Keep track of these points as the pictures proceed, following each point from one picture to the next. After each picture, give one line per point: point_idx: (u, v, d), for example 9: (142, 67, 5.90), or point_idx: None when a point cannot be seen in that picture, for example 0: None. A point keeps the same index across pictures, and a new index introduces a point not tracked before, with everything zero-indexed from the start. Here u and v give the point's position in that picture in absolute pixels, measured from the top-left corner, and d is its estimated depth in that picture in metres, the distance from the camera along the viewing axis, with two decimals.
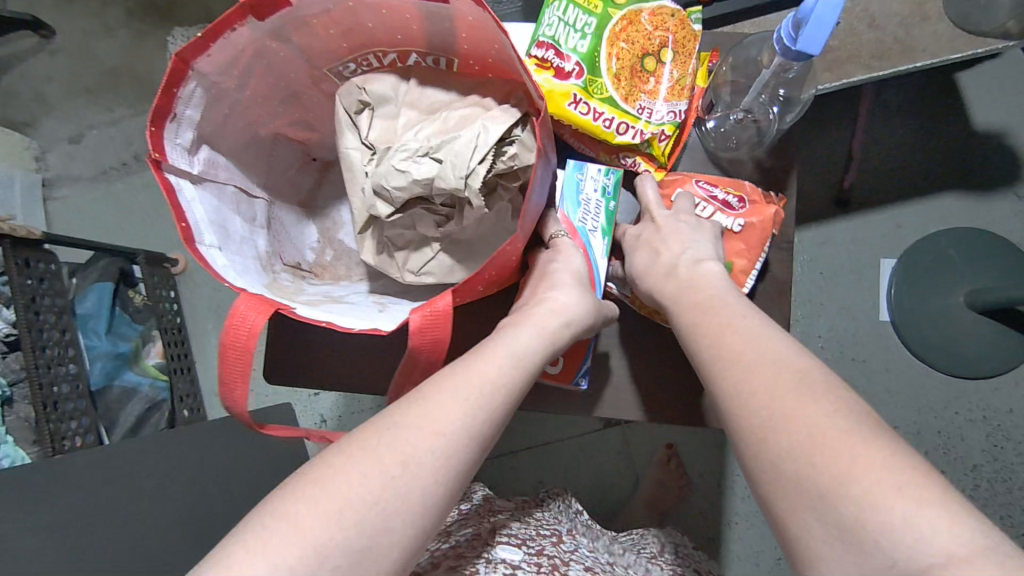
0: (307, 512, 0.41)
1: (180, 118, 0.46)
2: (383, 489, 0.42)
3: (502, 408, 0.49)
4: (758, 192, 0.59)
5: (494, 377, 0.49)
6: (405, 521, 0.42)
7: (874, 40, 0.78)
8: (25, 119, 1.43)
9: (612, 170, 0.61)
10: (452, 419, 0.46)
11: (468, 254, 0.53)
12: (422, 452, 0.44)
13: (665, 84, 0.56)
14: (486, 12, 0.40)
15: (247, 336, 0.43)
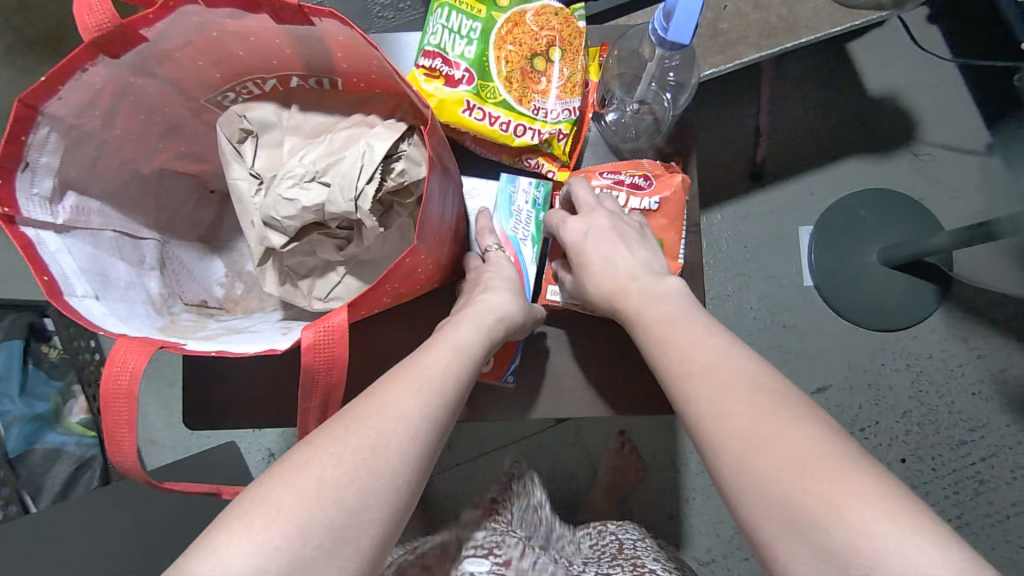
0: (262, 517, 0.39)
1: (34, 165, 0.43)
2: (343, 484, 0.41)
3: (454, 395, 0.50)
4: (658, 165, 0.60)
5: (441, 367, 0.50)
6: (377, 501, 0.42)
7: (760, 19, 0.81)
8: None
9: (541, 183, 0.62)
10: (403, 410, 0.46)
11: (372, 268, 0.52)
12: (382, 444, 0.44)
13: (556, 82, 0.56)
14: (350, 27, 0.39)
15: (127, 380, 0.41)
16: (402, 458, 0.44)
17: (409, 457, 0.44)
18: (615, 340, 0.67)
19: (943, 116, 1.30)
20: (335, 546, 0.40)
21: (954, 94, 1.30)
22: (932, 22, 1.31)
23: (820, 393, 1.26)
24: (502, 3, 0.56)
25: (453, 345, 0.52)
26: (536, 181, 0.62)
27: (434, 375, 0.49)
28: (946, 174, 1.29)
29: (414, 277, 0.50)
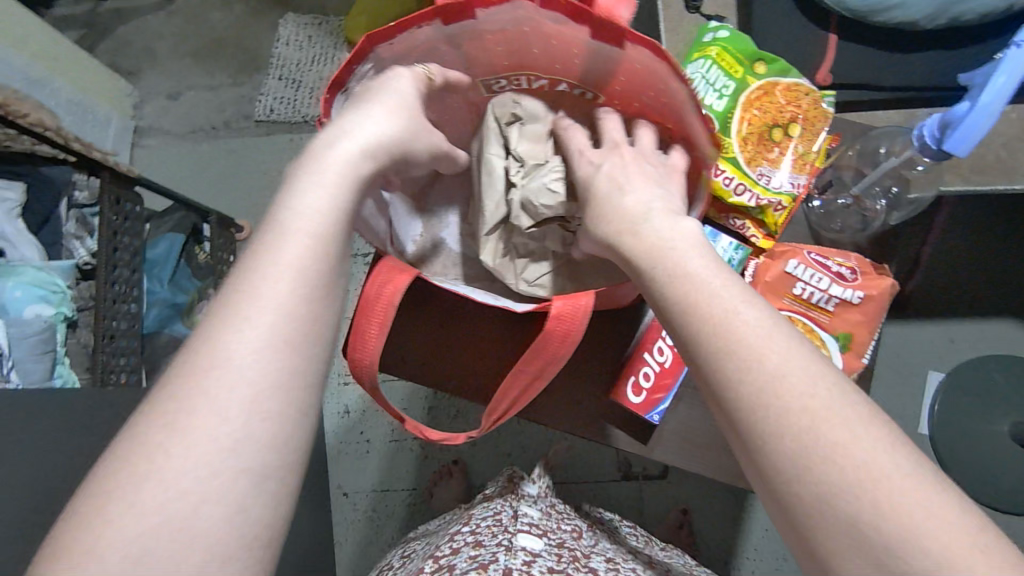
0: (140, 487, 0.34)
1: (348, 91, 0.51)
2: (222, 415, 0.36)
3: (318, 267, 0.41)
4: (867, 263, 0.57)
5: (303, 256, 0.40)
6: (272, 409, 0.37)
7: (977, 155, 0.79)
8: (130, 69, 1.49)
9: (741, 246, 0.59)
10: (271, 315, 0.39)
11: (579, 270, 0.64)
12: (256, 363, 0.37)
13: (789, 156, 0.59)
14: (668, 59, 0.46)
15: (389, 293, 0.49)
16: (288, 367, 0.38)
17: (298, 357, 0.39)
18: None
19: None
20: (252, 459, 0.36)
21: None
22: None
23: None
24: (759, 69, 0.58)
25: (304, 236, 0.41)
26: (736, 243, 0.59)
27: (288, 261, 0.40)
28: None
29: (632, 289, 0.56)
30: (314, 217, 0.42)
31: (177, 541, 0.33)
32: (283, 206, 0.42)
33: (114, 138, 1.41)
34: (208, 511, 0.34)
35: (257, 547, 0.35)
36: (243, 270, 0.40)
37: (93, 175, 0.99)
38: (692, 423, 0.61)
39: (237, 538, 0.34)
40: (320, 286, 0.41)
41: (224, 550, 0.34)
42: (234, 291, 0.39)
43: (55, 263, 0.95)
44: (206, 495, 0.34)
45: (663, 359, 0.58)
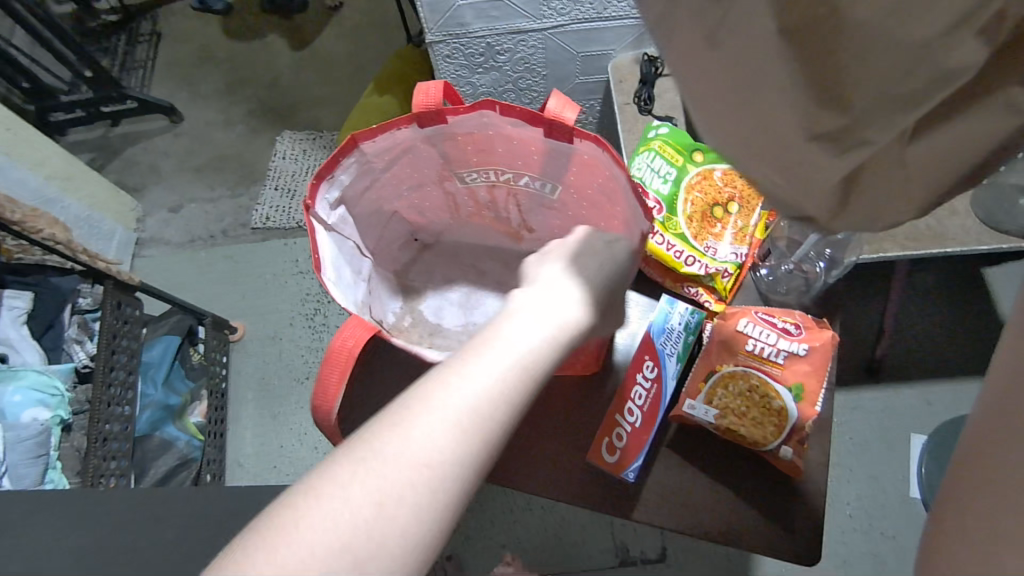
0: (328, 516, 0.36)
1: (334, 180, 0.60)
2: (420, 490, 0.37)
3: (502, 418, 0.40)
4: (810, 319, 0.62)
5: (489, 396, 0.40)
6: (403, 532, 0.37)
7: (909, 224, 0.87)
8: (136, 186, 1.61)
9: (697, 310, 0.66)
10: (486, 416, 0.40)
11: (830, 44, 0.23)
12: (418, 464, 0.38)
13: (730, 230, 0.66)
14: (607, 149, 0.53)
15: (351, 346, 0.53)
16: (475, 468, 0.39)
17: (442, 492, 0.38)
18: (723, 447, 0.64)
19: None
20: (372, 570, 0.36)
21: None
22: None
23: None
24: (697, 158, 0.68)
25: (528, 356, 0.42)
26: (693, 307, 0.66)
27: (479, 394, 0.40)
28: None
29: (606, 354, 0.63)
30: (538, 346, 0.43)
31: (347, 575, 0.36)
32: (516, 321, 0.44)
33: (117, 248, 1.48)
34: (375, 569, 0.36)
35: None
36: (470, 357, 0.42)
37: (97, 283, 1.05)
38: (665, 483, 0.63)
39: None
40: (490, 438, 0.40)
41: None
42: (454, 374, 0.41)
43: (56, 366, 0.99)
44: (388, 557, 0.36)
45: (634, 419, 0.62)
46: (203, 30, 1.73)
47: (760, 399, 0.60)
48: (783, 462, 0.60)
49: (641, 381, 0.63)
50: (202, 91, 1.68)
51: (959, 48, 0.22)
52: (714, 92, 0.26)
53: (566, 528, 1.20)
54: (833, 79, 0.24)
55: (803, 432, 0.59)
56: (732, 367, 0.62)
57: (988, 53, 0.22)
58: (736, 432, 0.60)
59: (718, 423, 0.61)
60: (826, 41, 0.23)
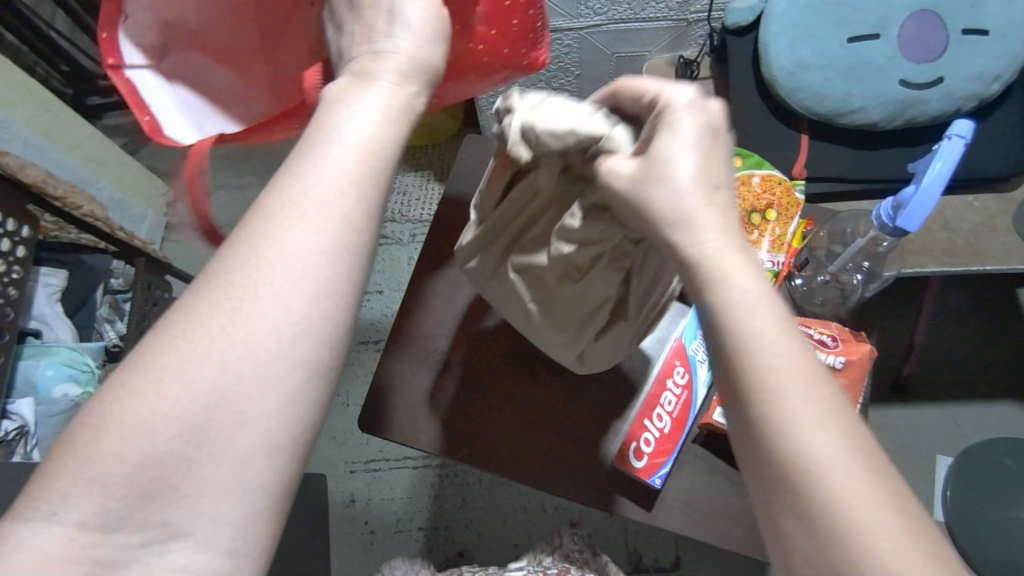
0: (170, 372, 0.32)
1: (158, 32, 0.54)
2: (278, 306, 0.34)
3: (363, 213, 0.36)
4: (847, 332, 0.61)
5: (339, 189, 0.36)
6: (287, 361, 0.34)
7: (947, 239, 0.85)
8: (167, 171, 1.63)
9: None
10: (328, 204, 0.35)
11: (548, 309, 0.57)
12: (284, 285, 0.34)
13: (767, 238, 0.65)
14: None
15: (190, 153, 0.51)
16: (339, 260, 0.35)
17: (325, 305, 0.35)
18: None
19: None
20: (270, 405, 0.33)
21: None
22: None
23: None
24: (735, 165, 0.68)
25: (369, 133, 0.38)
26: None
27: (332, 190, 0.36)
28: None
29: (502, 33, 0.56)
30: (378, 122, 0.39)
31: (224, 422, 0.32)
32: (347, 101, 0.39)
33: (147, 232, 1.50)
34: (255, 401, 0.33)
35: (304, 442, 0.35)
36: (297, 156, 0.37)
37: (129, 264, 1.08)
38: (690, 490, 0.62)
39: (284, 428, 0.34)
40: (360, 230, 0.36)
41: (272, 438, 0.33)
42: (279, 180, 0.36)
43: (87, 344, 0.99)
44: (260, 385, 0.33)
45: (662, 425, 0.61)
46: None
47: None
48: None
49: (671, 386, 0.62)
50: None
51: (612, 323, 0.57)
52: (508, 307, 0.62)
53: (579, 530, 1.19)
54: (560, 326, 0.59)
55: None
56: None
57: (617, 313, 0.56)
58: None
59: None
60: (546, 307, 0.57)
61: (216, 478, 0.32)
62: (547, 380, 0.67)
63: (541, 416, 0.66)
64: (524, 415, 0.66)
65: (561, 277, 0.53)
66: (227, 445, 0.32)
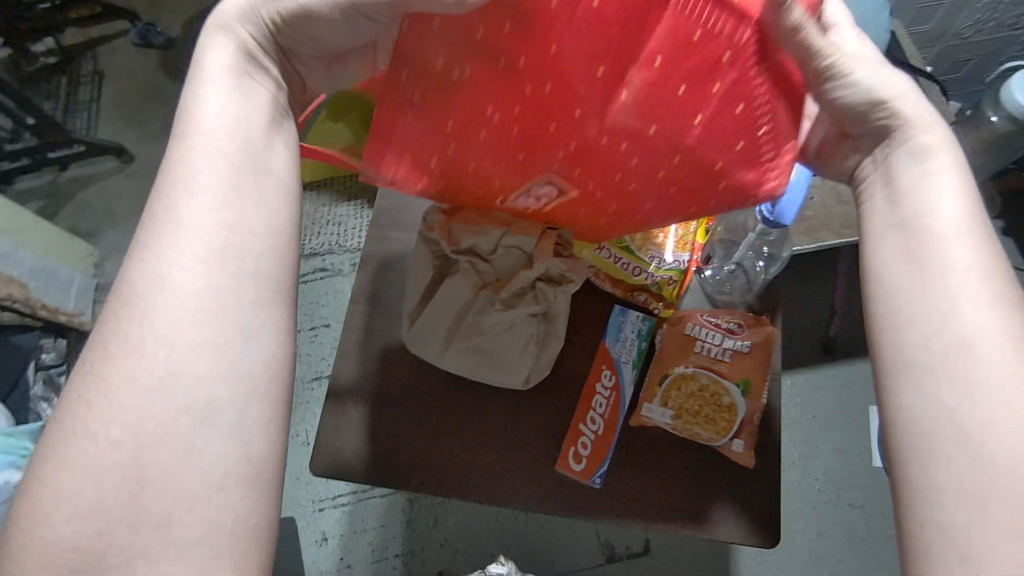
0: (100, 409, 0.36)
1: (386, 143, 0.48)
2: (136, 352, 0.37)
3: (235, 185, 0.41)
4: (751, 316, 0.66)
5: (204, 178, 0.41)
6: (206, 360, 0.37)
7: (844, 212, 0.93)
8: (91, 230, 1.55)
9: (647, 318, 0.68)
10: (196, 195, 0.40)
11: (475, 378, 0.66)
12: (185, 283, 0.38)
13: (671, 239, 0.67)
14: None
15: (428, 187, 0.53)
16: (210, 269, 0.39)
17: (224, 288, 0.39)
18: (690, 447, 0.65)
19: None
20: (190, 401, 0.37)
21: None
22: (1009, 233, 1.24)
23: None
24: None
25: (219, 131, 0.42)
26: (644, 316, 0.68)
27: (202, 181, 0.41)
28: None
29: (747, 84, 0.40)
30: (229, 113, 0.42)
31: (127, 490, 0.35)
32: (193, 94, 0.43)
33: (77, 297, 1.42)
34: (153, 459, 0.35)
35: (246, 485, 0.37)
36: (162, 176, 0.41)
37: (60, 336, 1.07)
38: (636, 486, 0.64)
39: (239, 455, 0.37)
40: (241, 207, 0.41)
41: (187, 488, 0.35)
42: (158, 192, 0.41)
43: (23, 426, 0.96)
44: (182, 406, 0.36)
45: (597, 426, 0.65)
46: (141, 63, 1.65)
47: (713, 397, 0.64)
48: (736, 454, 0.63)
49: (601, 389, 0.66)
50: (151, 127, 1.61)
51: (547, 353, 0.66)
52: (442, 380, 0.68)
53: (552, 532, 1.21)
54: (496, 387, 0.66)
55: (752, 423, 0.64)
56: (682, 367, 0.65)
57: (546, 361, 0.66)
58: (693, 429, 0.64)
59: (675, 423, 0.64)
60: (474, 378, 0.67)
61: (152, 544, 0.34)
62: (490, 398, 0.67)
63: (488, 433, 0.66)
64: (474, 435, 0.66)
65: (491, 337, 0.64)
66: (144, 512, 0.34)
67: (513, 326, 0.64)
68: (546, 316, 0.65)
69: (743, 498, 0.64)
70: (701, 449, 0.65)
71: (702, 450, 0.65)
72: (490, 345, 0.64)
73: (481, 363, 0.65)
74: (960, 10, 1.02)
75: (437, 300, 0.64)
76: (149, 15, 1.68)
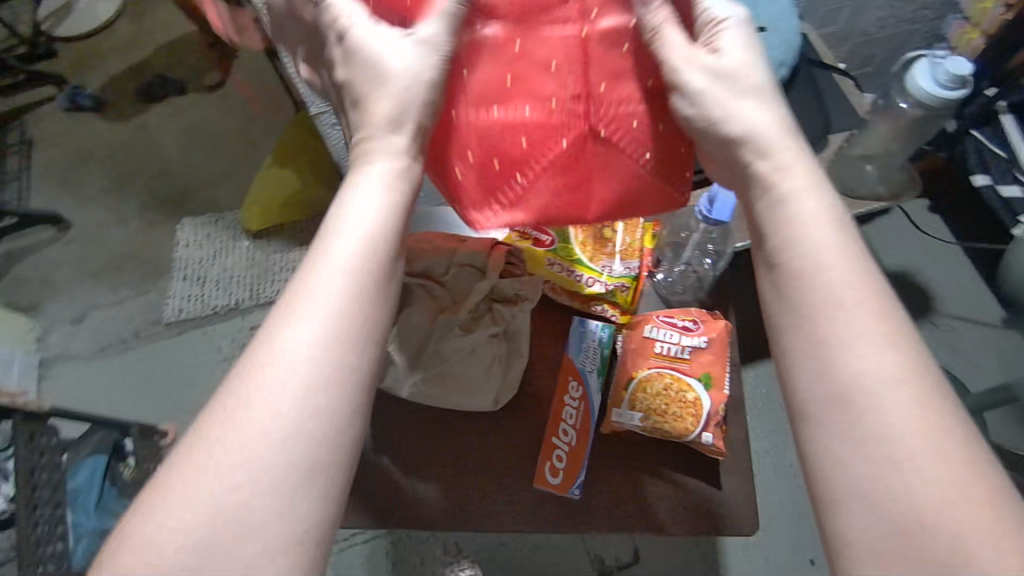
0: (222, 461, 0.35)
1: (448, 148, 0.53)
2: (273, 407, 0.36)
3: (370, 288, 0.40)
4: (705, 313, 0.68)
5: (349, 269, 0.39)
6: (325, 433, 0.36)
7: None
8: (30, 304, 1.46)
9: (607, 325, 0.69)
10: (335, 283, 0.39)
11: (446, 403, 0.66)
12: (307, 359, 0.37)
13: (619, 248, 0.71)
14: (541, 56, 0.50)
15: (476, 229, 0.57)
16: (335, 360, 0.37)
17: (347, 382, 0.38)
18: (660, 446, 0.66)
19: (959, 289, 1.27)
20: (302, 459, 0.36)
21: (964, 272, 1.28)
22: (934, 211, 1.32)
23: None
24: None
25: (366, 225, 0.41)
26: (603, 324, 0.70)
27: (344, 272, 0.39)
28: (971, 346, 1.23)
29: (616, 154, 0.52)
30: (377, 209, 0.42)
31: (228, 531, 0.34)
32: (354, 184, 0.43)
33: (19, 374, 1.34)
34: (259, 506, 0.35)
35: (317, 542, 0.36)
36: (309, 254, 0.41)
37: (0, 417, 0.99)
38: (613, 492, 0.64)
39: (321, 518, 0.36)
40: (372, 311, 0.39)
41: (274, 543, 0.34)
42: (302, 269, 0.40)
43: None
44: (292, 464, 0.35)
45: (570, 438, 0.65)
46: (73, 128, 1.60)
47: (676, 394, 0.64)
48: (706, 447, 0.64)
49: (569, 401, 0.66)
50: (86, 190, 1.55)
51: (515, 371, 0.66)
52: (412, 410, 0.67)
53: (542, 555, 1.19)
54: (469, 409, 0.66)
55: (719, 416, 0.64)
56: (646, 370, 0.65)
57: (516, 379, 0.66)
58: (662, 429, 0.64)
59: (645, 424, 0.64)
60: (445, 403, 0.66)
61: None
62: (461, 423, 0.66)
63: (464, 458, 0.65)
64: (448, 461, 0.65)
65: (456, 361, 0.64)
66: (237, 558, 0.34)
67: (476, 349, 0.65)
68: (510, 333, 0.66)
69: (717, 489, 0.65)
70: (671, 446, 0.66)
71: (671, 447, 0.66)
72: (456, 370, 0.64)
73: (449, 387, 0.65)
74: (861, 12, 1.10)
75: (399, 328, 0.65)
76: (77, 81, 1.64)
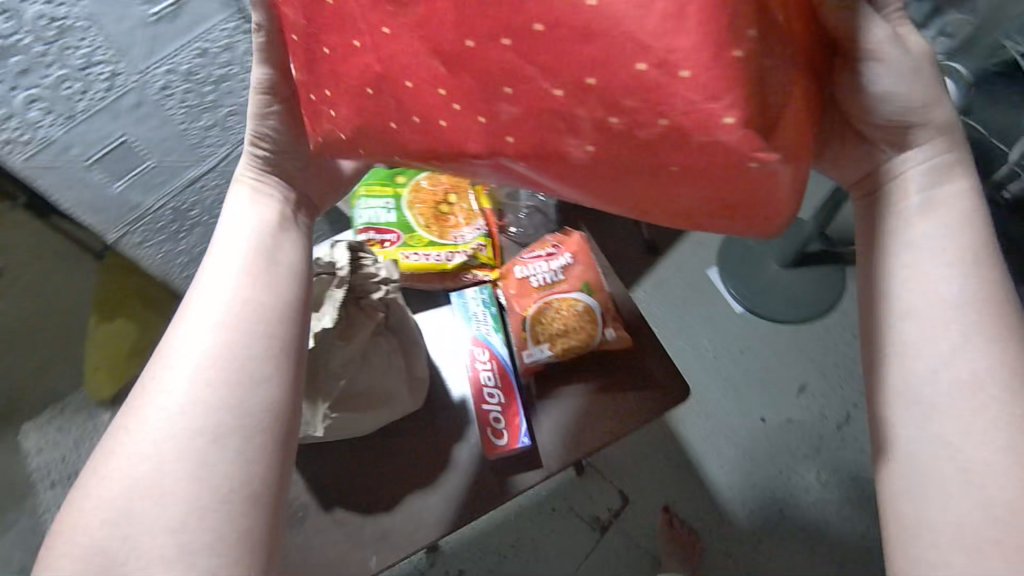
0: (142, 439, 0.40)
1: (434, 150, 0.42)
2: (182, 388, 0.42)
3: (252, 286, 0.46)
4: (559, 236, 0.72)
5: (229, 272, 0.47)
6: (232, 401, 0.42)
7: None
8: None
9: (483, 286, 0.71)
10: (220, 285, 0.46)
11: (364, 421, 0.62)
12: (204, 345, 0.43)
13: (461, 217, 0.74)
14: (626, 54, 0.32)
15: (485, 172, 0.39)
16: (226, 341, 0.43)
17: (244, 359, 0.43)
18: (578, 367, 0.68)
19: None
20: (206, 424, 0.41)
21: None
22: None
23: (804, 395, 1.21)
24: (401, 181, 0.75)
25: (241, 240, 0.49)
26: (479, 287, 0.71)
27: (228, 275, 0.46)
28: None
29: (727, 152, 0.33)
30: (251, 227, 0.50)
31: (147, 498, 0.39)
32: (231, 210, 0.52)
33: None
34: (174, 470, 0.39)
35: (233, 497, 0.39)
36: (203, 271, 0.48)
37: None
38: (557, 427, 0.66)
39: (240, 475, 0.40)
40: (261, 305, 0.46)
41: (195, 500, 0.39)
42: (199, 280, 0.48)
43: None
44: (204, 430, 0.40)
45: (498, 398, 0.65)
46: None
47: (569, 312, 0.68)
48: (615, 344, 0.67)
49: (482, 366, 0.66)
50: None
51: (418, 360, 0.65)
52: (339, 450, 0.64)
53: None
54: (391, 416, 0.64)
55: (611, 312, 0.68)
56: (534, 305, 0.69)
57: (423, 366, 0.66)
58: (570, 347, 0.66)
59: (555, 351, 0.67)
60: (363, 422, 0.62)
61: (152, 545, 0.37)
62: (394, 440, 0.65)
63: (411, 469, 0.64)
64: (397, 479, 0.63)
65: (353, 374, 0.61)
66: (154, 520, 0.38)
67: (369, 354, 0.62)
68: (395, 329, 0.64)
69: (643, 376, 0.67)
70: (588, 361, 0.68)
71: (588, 362, 0.68)
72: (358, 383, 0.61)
73: (361, 403, 0.62)
74: None
75: None
76: None
